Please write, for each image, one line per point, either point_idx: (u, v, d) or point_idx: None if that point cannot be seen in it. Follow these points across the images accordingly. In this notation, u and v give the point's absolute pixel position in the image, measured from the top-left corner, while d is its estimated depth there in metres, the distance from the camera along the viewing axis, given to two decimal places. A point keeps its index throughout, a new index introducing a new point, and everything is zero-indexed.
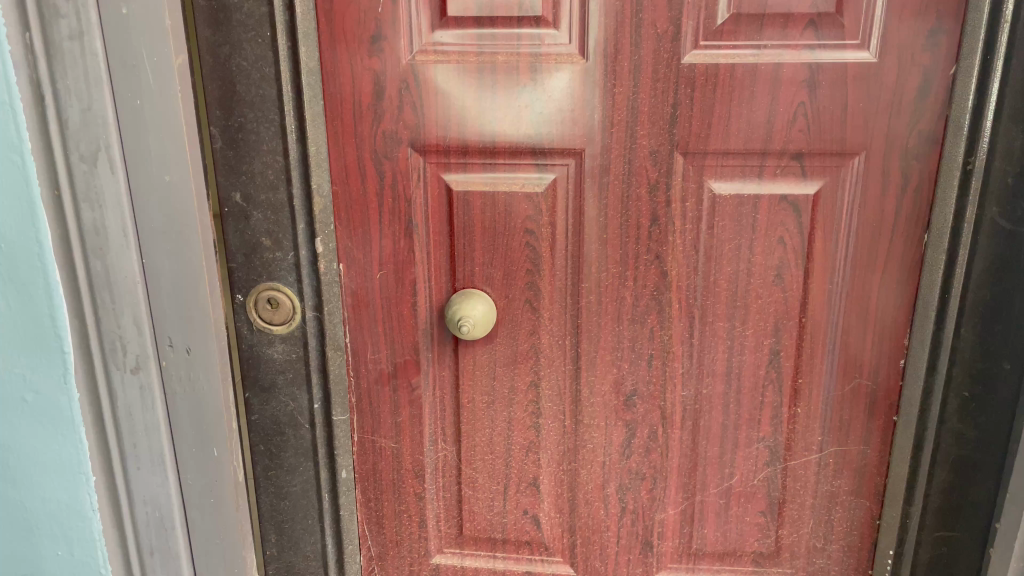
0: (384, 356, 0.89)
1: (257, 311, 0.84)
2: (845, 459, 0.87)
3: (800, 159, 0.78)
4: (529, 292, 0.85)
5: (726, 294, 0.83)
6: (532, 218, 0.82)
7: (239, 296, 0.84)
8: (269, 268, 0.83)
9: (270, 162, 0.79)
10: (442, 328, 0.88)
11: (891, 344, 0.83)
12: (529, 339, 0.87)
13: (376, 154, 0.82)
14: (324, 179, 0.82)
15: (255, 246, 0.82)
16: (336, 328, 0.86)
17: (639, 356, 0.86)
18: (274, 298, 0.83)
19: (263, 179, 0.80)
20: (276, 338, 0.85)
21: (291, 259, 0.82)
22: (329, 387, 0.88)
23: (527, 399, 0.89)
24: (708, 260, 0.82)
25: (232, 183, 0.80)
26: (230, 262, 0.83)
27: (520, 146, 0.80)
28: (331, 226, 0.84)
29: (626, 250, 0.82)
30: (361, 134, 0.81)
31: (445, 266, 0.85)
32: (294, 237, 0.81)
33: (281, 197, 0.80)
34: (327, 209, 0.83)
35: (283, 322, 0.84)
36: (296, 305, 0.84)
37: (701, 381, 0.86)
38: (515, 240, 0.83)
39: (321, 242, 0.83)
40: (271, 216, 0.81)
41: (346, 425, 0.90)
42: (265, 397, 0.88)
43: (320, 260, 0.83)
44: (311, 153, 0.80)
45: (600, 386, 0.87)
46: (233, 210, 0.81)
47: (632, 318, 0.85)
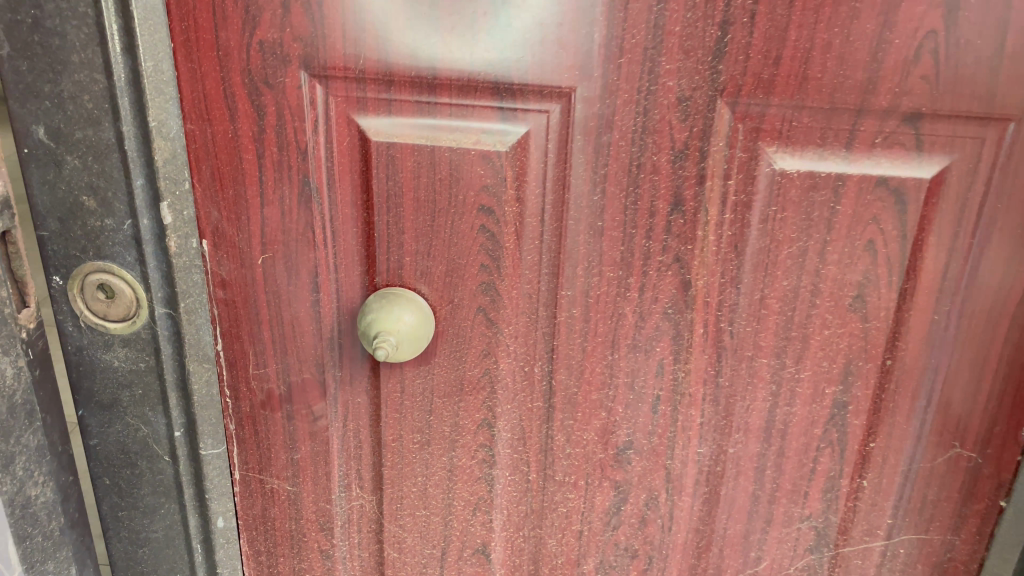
0: (274, 373, 0.62)
1: (85, 300, 0.59)
2: (921, 551, 0.61)
3: (916, 122, 0.49)
4: (482, 298, 0.57)
5: (776, 321, 0.55)
6: (491, 190, 0.54)
7: (55, 279, 0.59)
8: (96, 240, 0.57)
9: (85, 83, 0.52)
10: (356, 340, 0.60)
11: (1012, 405, 0.56)
12: (481, 364, 0.59)
13: (250, 78, 0.52)
14: (171, 115, 0.53)
15: (74, 208, 0.56)
16: (201, 333, 0.60)
17: (641, 399, 0.58)
18: (106, 284, 0.58)
19: (77, 110, 0.53)
20: (116, 340, 0.60)
21: (127, 231, 0.56)
22: (193, 411, 0.62)
23: (476, 442, 0.62)
24: (756, 270, 0.53)
25: (30, 112, 0.53)
26: (41, 227, 0.57)
27: (474, 78, 0.51)
28: (186, 184, 0.56)
29: (630, 248, 0.54)
30: (226, 44, 0.51)
31: (359, 254, 0.57)
32: (125, 198, 0.54)
33: (104, 136, 0.53)
34: (177, 159, 0.55)
35: (121, 317, 0.59)
36: (138, 296, 0.58)
37: (727, 437, 0.59)
38: (462, 222, 0.55)
39: (170, 209, 0.55)
40: (94, 164, 0.54)
41: (222, 460, 0.65)
42: (106, 418, 0.63)
43: (169, 236, 0.56)
44: (146, 73, 0.51)
45: (581, 433, 0.60)
46: (36, 151, 0.54)
47: (632, 346, 0.57)
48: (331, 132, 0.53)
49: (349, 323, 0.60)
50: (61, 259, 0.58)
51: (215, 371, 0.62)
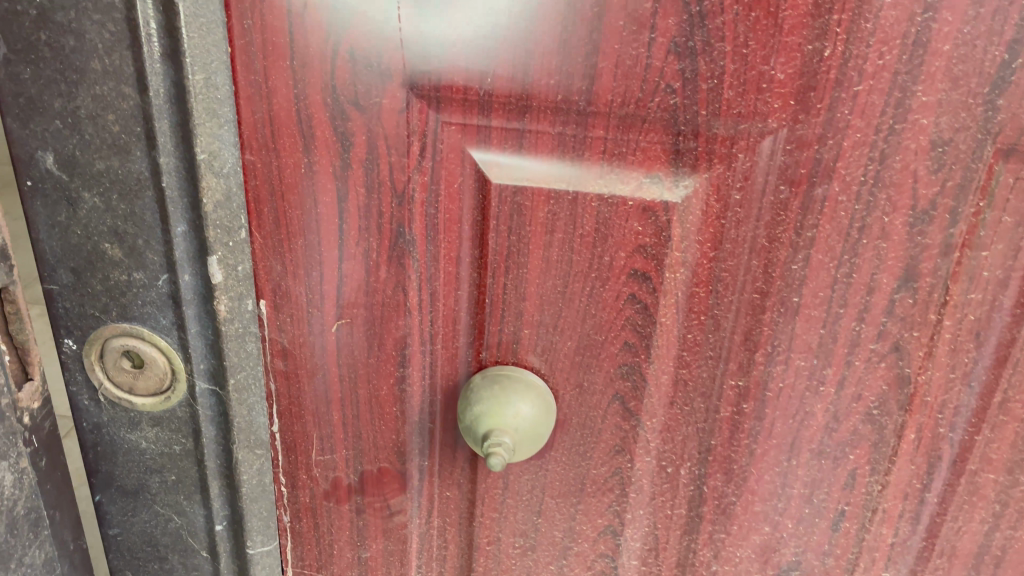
0: (341, 461, 0.50)
1: (105, 368, 0.46)
2: None
3: None
4: (621, 385, 0.44)
5: (1016, 431, 0.41)
6: (649, 251, 0.40)
7: (67, 343, 0.46)
8: (121, 297, 0.43)
9: (109, 99, 0.38)
10: (452, 424, 0.48)
11: None
12: (610, 462, 0.46)
13: (335, 97, 0.39)
14: (225, 143, 0.40)
15: (93, 257, 0.43)
16: (252, 412, 0.48)
17: (818, 514, 0.45)
18: (133, 352, 0.45)
19: (99, 133, 0.39)
20: (144, 419, 0.47)
21: (163, 290, 0.43)
22: (241, 505, 0.49)
23: (595, 552, 0.50)
24: (1001, 368, 0.40)
25: (35, 134, 0.39)
26: (50, 279, 0.44)
27: (645, 107, 0.37)
28: (241, 232, 0.43)
29: (833, 332, 0.40)
30: (303, 51, 0.38)
31: (465, 323, 0.44)
32: (162, 249, 0.41)
33: (134, 169, 0.40)
34: (231, 200, 0.42)
35: (152, 392, 0.46)
36: (175, 368, 0.45)
37: (924, 562, 0.46)
38: (604, 291, 0.41)
39: (221, 264, 0.42)
40: (120, 203, 0.41)
41: (272, 557, 0.53)
42: (129, 506, 0.51)
43: (218, 297, 0.43)
44: (195, 89, 0.37)
45: (734, 549, 0.48)
46: (43, 184, 0.41)
47: (816, 452, 0.43)
48: (436, 173, 0.40)
49: (442, 403, 0.47)
50: (75, 319, 0.45)
51: (267, 455, 0.50)
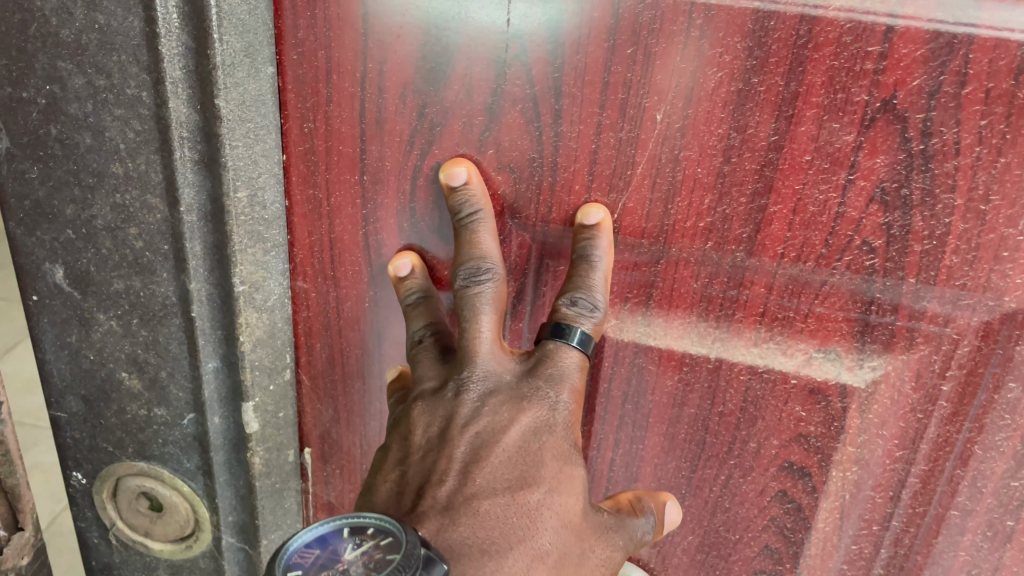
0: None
1: (119, 509, 0.38)
2: None
3: None
4: None
5: None
6: (809, 439, 0.31)
7: (77, 475, 0.38)
8: (139, 434, 0.35)
9: (132, 210, 0.30)
10: None
11: None
12: None
13: (414, 220, 0.31)
14: (272, 270, 0.32)
15: (107, 387, 0.35)
16: None
17: None
18: (151, 494, 0.37)
19: (118, 248, 0.31)
20: (161, 568, 0.39)
21: (190, 431, 0.35)
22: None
23: None
24: None
25: (44, 242, 0.32)
26: (58, 406, 0.36)
27: (827, 273, 0.28)
28: (285, 371, 0.35)
29: None
30: (379, 164, 0.30)
31: None
32: (191, 387, 0.33)
33: (159, 294, 0.32)
34: (274, 336, 0.33)
35: (172, 538, 0.38)
36: (200, 517, 0.37)
37: None
38: (745, 481, 0.33)
39: (259, 412, 0.34)
40: (141, 330, 0.33)
41: None
42: None
43: (253, 450, 0.34)
44: (236, 211, 0.29)
45: None
46: (52, 299, 0.33)
47: None
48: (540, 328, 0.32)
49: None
50: (84, 453, 0.37)
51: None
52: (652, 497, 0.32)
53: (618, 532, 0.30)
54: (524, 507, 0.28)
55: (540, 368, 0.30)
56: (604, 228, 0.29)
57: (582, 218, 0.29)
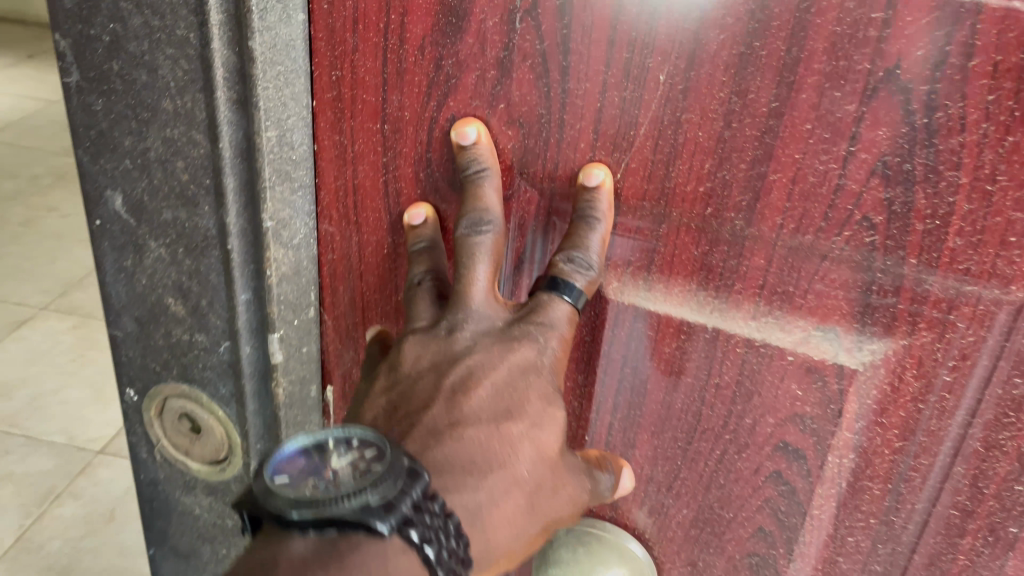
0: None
1: (164, 427, 0.40)
2: None
3: None
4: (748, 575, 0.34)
5: None
6: (806, 422, 0.30)
7: (128, 392, 0.40)
8: (183, 358, 0.37)
9: (179, 144, 0.32)
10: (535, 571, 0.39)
11: None
12: None
13: (430, 170, 0.32)
14: (298, 209, 0.34)
15: (156, 310, 0.36)
16: None
17: None
18: (192, 415, 0.39)
19: (167, 180, 0.33)
20: (199, 487, 0.41)
21: (224, 360, 0.36)
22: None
23: None
24: None
25: (105, 171, 0.34)
26: (111, 325, 0.38)
27: (829, 247, 0.27)
28: (310, 308, 0.37)
29: None
30: (396, 116, 0.31)
31: None
32: (225, 316, 0.35)
33: (200, 227, 0.34)
34: (300, 273, 0.36)
35: (208, 460, 0.40)
36: (234, 441, 0.39)
37: None
38: (739, 460, 0.31)
39: (286, 343, 0.36)
40: (184, 259, 0.35)
41: None
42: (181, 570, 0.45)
43: (278, 378, 0.37)
44: (266, 148, 0.31)
45: None
46: (109, 227, 0.35)
47: None
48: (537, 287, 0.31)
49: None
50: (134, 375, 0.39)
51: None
52: (613, 460, 0.33)
53: (588, 478, 0.31)
54: (506, 436, 0.29)
55: (531, 315, 0.31)
56: (603, 189, 0.28)
57: (583, 178, 0.29)
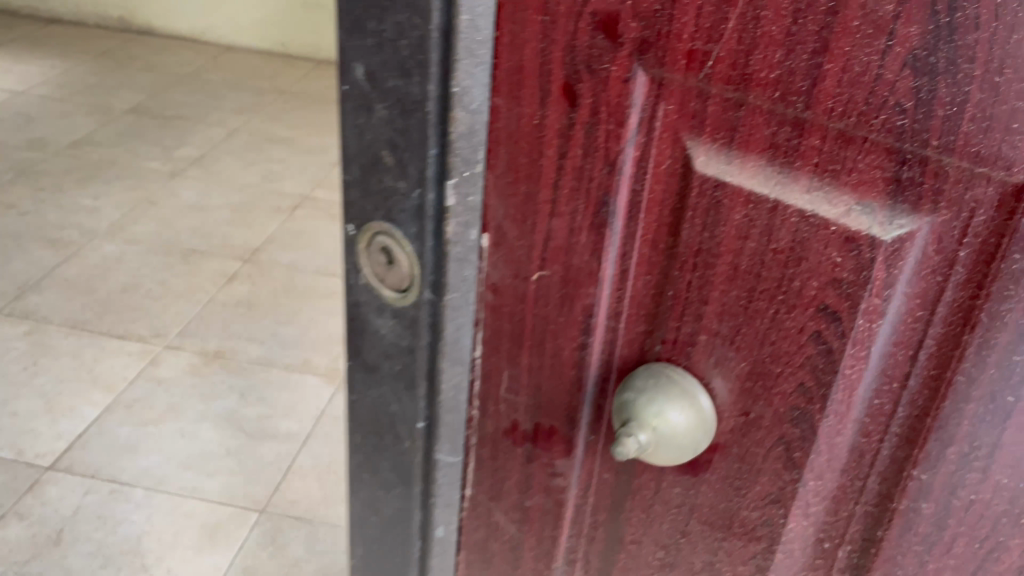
0: (523, 404, 0.55)
1: (368, 260, 0.53)
2: None
3: None
4: (790, 429, 0.44)
5: None
6: (840, 283, 0.39)
7: (346, 227, 0.53)
8: (386, 202, 0.50)
9: (405, 23, 0.45)
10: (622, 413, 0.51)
11: None
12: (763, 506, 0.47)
13: (575, 56, 0.43)
14: (478, 83, 0.46)
15: (374, 162, 0.49)
16: (461, 334, 0.54)
17: None
18: (388, 248, 0.51)
19: (394, 52, 0.46)
20: (387, 309, 0.53)
21: (413, 203, 0.48)
22: (434, 409, 0.56)
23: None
24: None
25: (356, 46, 0.47)
26: (347, 173, 0.52)
27: (873, 130, 0.35)
28: (477, 166, 0.48)
29: None
30: (557, 10, 0.43)
31: (647, 304, 0.47)
32: (416, 165, 0.47)
33: (413, 92, 0.46)
34: (475, 139, 0.47)
35: (397, 288, 0.52)
36: (414, 274, 0.51)
37: None
38: (788, 318, 0.41)
39: (458, 195, 0.48)
40: (399, 118, 0.47)
41: (456, 471, 0.60)
42: (367, 381, 0.58)
43: (448, 220, 0.49)
44: (460, 27, 0.44)
45: None
46: (353, 91, 0.49)
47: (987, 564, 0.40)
48: (648, 156, 0.43)
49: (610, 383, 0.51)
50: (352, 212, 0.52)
51: (464, 393, 0.57)
52: None
53: None
54: None
55: None
56: None
57: None
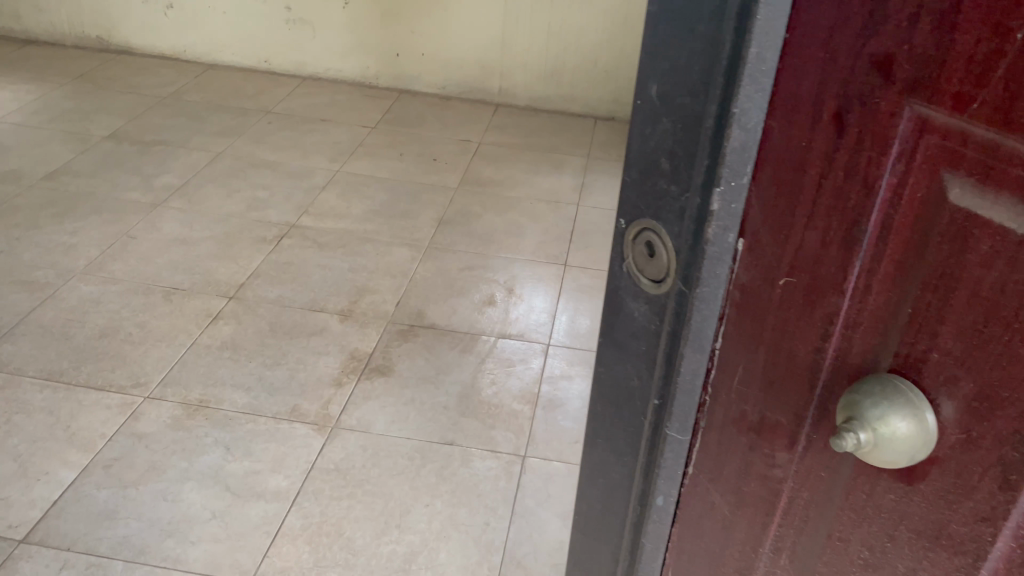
0: (752, 398, 0.68)
1: (633, 249, 0.71)
2: None
3: None
4: (1011, 451, 0.50)
5: None
6: None
7: (621, 221, 0.71)
8: (654, 201, 0.67)
9: (699, 50, 0.59)
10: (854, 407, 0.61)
11: None
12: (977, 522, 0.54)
13: (847, 90, 0.53)
14: (756, 107, 0.58)
15: (654, 166, 0.66)
16: (706, 324, 0.68)
17: None
18: (652, 242, 0.68)
19: (689, 74, 0.60)
20: (641, 296, 0.72)
21: (682, 205, 0.64)
22: (673, 383, 0.72)
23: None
24: None
25: (654, 71, 0.63)
26: (624, 179, 0.69)
27: None
28: (744, 178, 0.61)
29: None
30: (835, 48, 0.52)
31: (887, 322, 0.56)
32: (692, 174, 0.63)
33: (697, 110, 0.60)
34: (745, 155, 0.60)
35: (653, 276, 0.70)
36: (670, 263, 0.67)
37: None
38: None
39: (722, 199, 0.62)
40: (681, 133, 0.62)
41: (680, 449, 0.76)
42: (618, 357, 0.77)
43: (710, 222, 0.63)
44: (750, 60, 0.56)
45: None
46: (646, 104, 0.64)
47: None
48: (906, 183, 0.52)
49: (843, 385, 0.60)
50: (631, 213, 0.70)
51: (700, 379, 0.71)
52: None
53: None
54: None
55: None
56: None
57: None
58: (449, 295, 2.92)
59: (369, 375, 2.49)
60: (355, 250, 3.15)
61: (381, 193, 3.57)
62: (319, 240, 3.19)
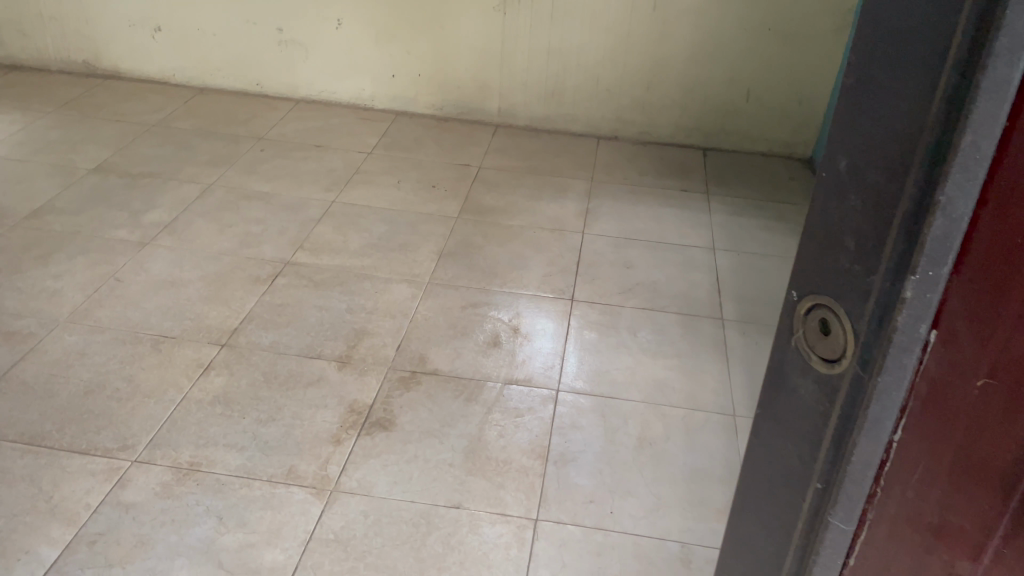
0: (931, 504, 0.64)
1: (808, 325, 0.67)
2: None
3: None
4: None
5: None
6: None
7: (796, 295, 0.68)
8: (838, 282, 0.62)
9: (899, 131, 0.54)
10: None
11: None
12: None
13: None
14: (966, 197, 0.52)
15: (836, 245, 0.62)
16: (885, 413, 0.62)
17: None
18: (828, 321, 0.64)
19: (886, 151, 0.56)
20: (813, 373, 0.67)
21: (867, 287, 0.59)
22: (842, 468, 0.66)
23: None
24: None
25: (845, 146, 0.59)
26: (806, 246, 0.65)
27: None
28: (944, 269, 0.55)
29: None
30: None
31: None
32: (883, 253, 0.57)
33: (893, 192, 0.55)
34: (945, 242, 0.54)
35: (828, 355, 0.65)
36: (846, 344, 0.63)
37: None
38: None
39: (913, 288, 0.56)
40: (872, 212, 0.57)
41: (845, 537, 0.70)
42: (777, 432, 0.74)
43: (897, 310, 0.57)
44: (962, 145, 0.51)
45: None
46: (833, 177, 0.61)
47: None
48: None
49: None
50: (807, 287, 0.66)
51: (872, 471, 0.65)
52: None
53: None
54: None
55: None
56: None
57: None
58: (453, 335, 2.80)
59: (369, 430, 2.35)
60: (352, 288, 3.02)
61: (378, 225, 3.44)
62: (315, 278, 3.06)
